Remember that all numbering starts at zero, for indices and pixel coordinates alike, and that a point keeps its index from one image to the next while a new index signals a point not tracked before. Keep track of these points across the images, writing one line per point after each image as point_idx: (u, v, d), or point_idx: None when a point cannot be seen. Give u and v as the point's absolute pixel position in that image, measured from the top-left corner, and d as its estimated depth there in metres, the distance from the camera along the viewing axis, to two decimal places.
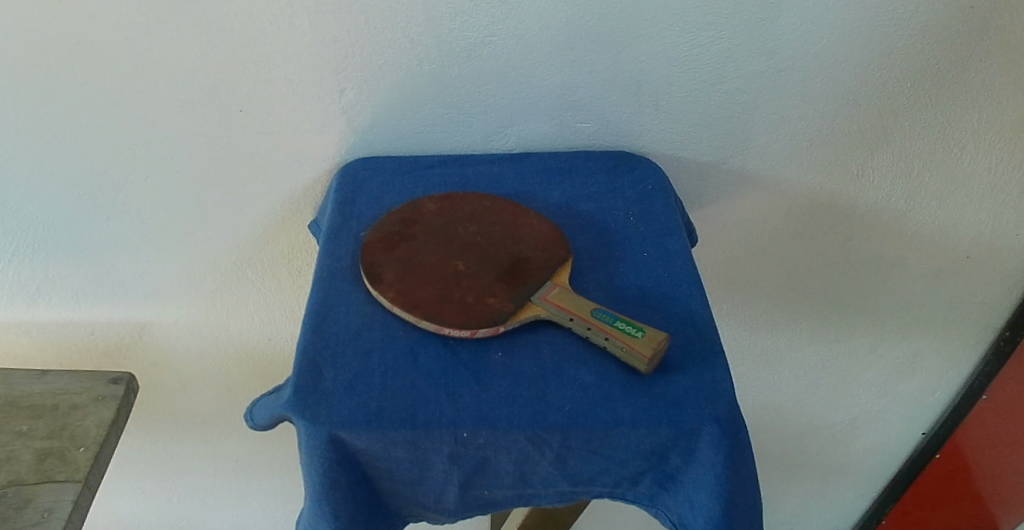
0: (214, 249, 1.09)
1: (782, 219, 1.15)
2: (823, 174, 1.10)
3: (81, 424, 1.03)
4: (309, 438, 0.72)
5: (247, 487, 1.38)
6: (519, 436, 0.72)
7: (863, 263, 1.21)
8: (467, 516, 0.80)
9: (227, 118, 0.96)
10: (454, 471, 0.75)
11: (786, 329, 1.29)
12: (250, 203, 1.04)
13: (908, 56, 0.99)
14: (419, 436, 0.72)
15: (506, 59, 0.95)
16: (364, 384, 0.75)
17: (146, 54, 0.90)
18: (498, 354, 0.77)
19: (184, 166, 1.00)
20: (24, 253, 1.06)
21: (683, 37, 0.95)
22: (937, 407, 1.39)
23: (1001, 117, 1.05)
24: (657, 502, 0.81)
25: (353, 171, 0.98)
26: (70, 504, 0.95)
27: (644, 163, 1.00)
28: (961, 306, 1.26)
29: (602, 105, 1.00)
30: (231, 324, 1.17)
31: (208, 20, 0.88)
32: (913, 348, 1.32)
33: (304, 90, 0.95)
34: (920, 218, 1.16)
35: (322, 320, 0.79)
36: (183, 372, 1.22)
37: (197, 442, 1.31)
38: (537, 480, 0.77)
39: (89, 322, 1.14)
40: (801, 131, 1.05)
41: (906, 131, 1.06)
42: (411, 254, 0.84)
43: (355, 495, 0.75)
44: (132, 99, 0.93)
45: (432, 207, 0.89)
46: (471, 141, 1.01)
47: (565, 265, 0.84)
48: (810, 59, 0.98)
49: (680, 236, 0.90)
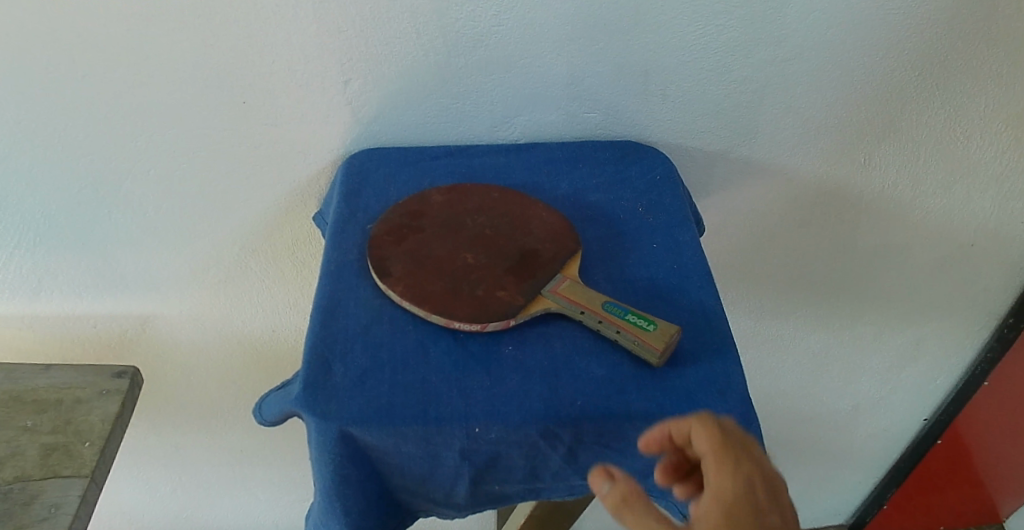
0: (218, 242, 1.08)
1: (788, 207, 1.14)
2: (830, 161, 1.09)
3: (86, 418, 1.02)
4: (320, 434, 0.71)
5: (251, 478, 1.37)
6: (531, 431, 0.72)
7: (868, 251, 1.21)
8: (477, 509, 0.80)
9: (232, 110, 0.95)
10: (465, 466, 0.74)
11: (792, 316, 1.29)
12: (255, 194, 1.04)
13: (917, 43, 0.98)
14: (431, 432, 0.71)
15: (513, 47, 0.94)
16: (374, 379, 0.74)
17: (149, 45, 0.89)
18: (509, 348, 0.77)
19: (189, 158, 0.99)
20: (26, 247, 1.04)
21: (692, 27, 0.94)
22: (939, 393, 1.40)
23: (1007, 106, 1.05)
24: (667, 494, 0.81)
25: (359, 161, 0.97)
26: (78, 499, 0.95)
27: (652, 153, 1.00)
28: (966, 294, 1.26)
29: (609, 95, 0.99)
30: (235, 315, 1.16)
31: (212, 11, 0.87)
32: (917, 335, 1.32)
33: (309, 81, 0.94)
34: (927, 206, 1.15)
35: (332, 315, 0.79)
36: (187, 365, 1.21)
37: (202, 433, 1.30)
38: (548, 474, 0.77)
39: (92, 315, 1.13)
40: (809, 119, 1.04)
41: (914, 120, 1.05)
42: (419, 247, 0.83)
43: (365, 490, 0.75)
44: (135, 90, 0.92)
45: (438, 199, 0.89)
46: (477, 131, 1.01)
47: (575, 257, 0.83)
48: (818, 48, 0.97)
49: (690, 227, 0.89)
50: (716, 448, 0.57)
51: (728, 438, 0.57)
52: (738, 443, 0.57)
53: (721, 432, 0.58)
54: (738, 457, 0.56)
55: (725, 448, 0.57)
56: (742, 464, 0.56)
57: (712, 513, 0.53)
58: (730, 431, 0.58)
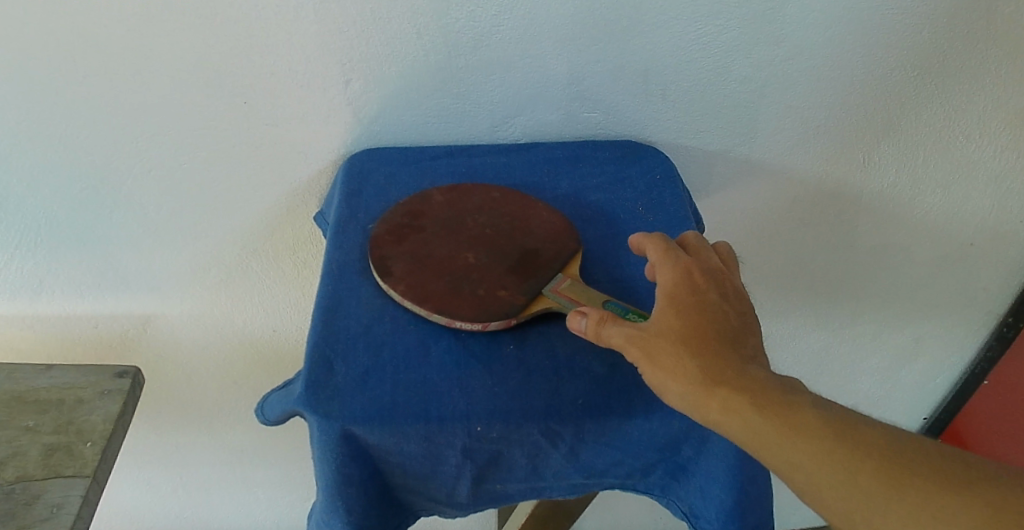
0: (219, 242, 1.08)
1: (787, 206, 1.15)
2: (830, 161, 1.09)
3: (88, 418, 1.02)
4: (322, 433, 0.72)
5: (252, 478, 1.38)
6: (533, 429, 0.72)
7: (867, 250, 1.21)
8: (478, 508, 0.80)
9: (233, 110, 0.95)
10: (467, 465, 0.75)
11: (791, 315, 1.29)
12: (256, 195, 1.04)
13: (915, 43, 0.98)
14: (433, 430, 0.72)
15: (513, 48, 0.94)
16: (376, 378, 0.74)
17: (150, 46, 0.89)
18: (510, 347, 0.77)
19: (190, 159, 0.99)
20: (27, 247, 1.05)
21: (692, 27, 0.94)
22: (938, 392, 1.40)
23: (1005, 106, 1.05)
24: (668, 492, 0.81)
25: (360, 161, 0.97)
26: (79, 499, 0.95)
27: (652, 152, 1.00)
28: (965, 293, 1.27)
29: (609, 95, 0.99)
30: (236, 315, 1.16)
31: (212, 12, 0.87)
32: (916, 334, 1.32)
33: (310, 81, 0.94)
34: (925, 206, 1.16)
35: (333, 315, 0.79)
36: (188, 365, 1.21)
37: (203, 433, 1.30)
38: (549, 473, 0.77)
39: (93, 315, 1.13)
40: (808, 119, 1.04)
41: (912, 120, 1.06)
42: (420, 247, 0.83)
43: (367, 490, 0.75)
44: (136, 90, 0.92)
45: (439, 198, 0.89)
46: (477, 131, 1.01)
47: (575, 256, 0.84)
48: (818, 47, 0.97)
49: (690, 226, 0.89)
50: (642, 352, 0.69)
51: (645, 340, 0.69)
52: (655, 340, 0.69)
53: (638, 339, 0.69)
54: (660, 346, 0.69)
55: (647, 347, 0.69)
56: (668, 348, 0.68)
57: (658, 382, 0.68)
58: (646, 335, 0.70)
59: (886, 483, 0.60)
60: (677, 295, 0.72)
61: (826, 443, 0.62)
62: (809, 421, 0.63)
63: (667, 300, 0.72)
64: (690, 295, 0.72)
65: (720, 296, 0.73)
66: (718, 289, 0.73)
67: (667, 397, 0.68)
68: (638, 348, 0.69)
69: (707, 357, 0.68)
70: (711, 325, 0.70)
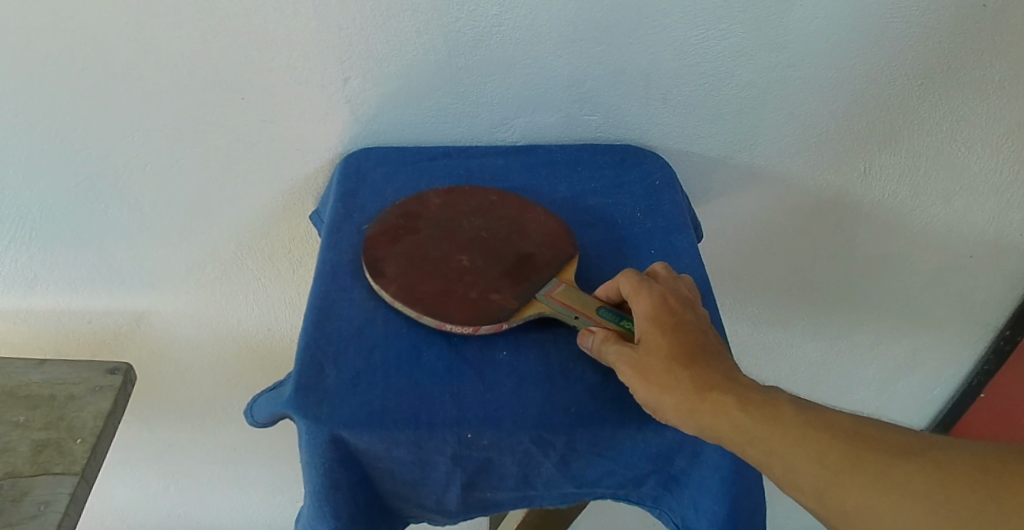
0: (214, 239, 1.08)
1: (788, 214, 1.13)
2: (831, 170, 1.08)
3: (79, 415, 1.02)
4: (310, 437, 0.71)
5: (244, 477, 1.37)
6: (524, 438, 0.71)
7: (868, 259, 1.20)
8: (469, 516, 0.79)
9: (230, 106, 0.94)
10: (457, 472, 0.74)
11: (790, 323, 1.28)
12: (251, 192, 1.03)
13: (921, 52, 0.97)
14: (422, 437, 0.71)
15: (515, 49, 0.93)
16: (366, 382, 0.73)
17: (148, 40, 0.88)
18: (503, 353, 0.76)
19: (186, 155, 0.98)
20: (21, 241, 1.04)
21: (694, 30, 0.93)
22: (936, 403, 1.39)
23: (1008, 118, 1.04)
24: (660, 503, 0.80)
25: (356, 161, 0.96)
26: (67, 497, 0.94)
27: (651, 157, 0.99)
28: (964, 305, 1.25)
29: (609, 98, 0.98)
30: (231, 313, 1.15)
31: (210, 7, 0.86)
32: (915, 346, 1.31)
33: (308, 78, 0.93)
34: (926, 217, 1.14)
35: (325, 317, 0.78)
36: (181, 362, 1.20)
37: (196, 430, 1.30)
38: (540, 481, 0.76)
39: (87, 310, 1.13)
40: (810, 126, 1.03)
41: (915, 129, 1.05)
42: (415, 249, 0.82)
43: (355, 494, 0.75)
44: (134, 84, 0.91)
45: (436, 200, 0.88)
46: (475, 132, 1.00)
47: (572, 262, 0.83)
48: (822, 53, 0.96)
49: (688, 233, 0.89)
50: (634, 371, 0.69)
51: (638, 360, 0.70)
52: (648, 359, 0.70)
53: (632, 360, 0.70)
54: (653, 367, 0.69)
55: (641, 367, 0.69)
56: (660, 368, 0.69)
57: (652, 400, 0.69)
58: (638, 355, 0.70)
59: (870, 463, 0.62)
60: (657, 316, 0.72)
61: (811, 430, 0.64)
62: (792, 414, 0.66)
63: (650, 322, 0.72)
64: (671, 316, 0.72)
65: (701, 318, 0.73)
66: (696, 311, 0.74)
67: (662, 415, 0.69)
68: (630, 367, 0.70)
69: (694, 368, 0.69)
70: (693, 341, 0.71)
